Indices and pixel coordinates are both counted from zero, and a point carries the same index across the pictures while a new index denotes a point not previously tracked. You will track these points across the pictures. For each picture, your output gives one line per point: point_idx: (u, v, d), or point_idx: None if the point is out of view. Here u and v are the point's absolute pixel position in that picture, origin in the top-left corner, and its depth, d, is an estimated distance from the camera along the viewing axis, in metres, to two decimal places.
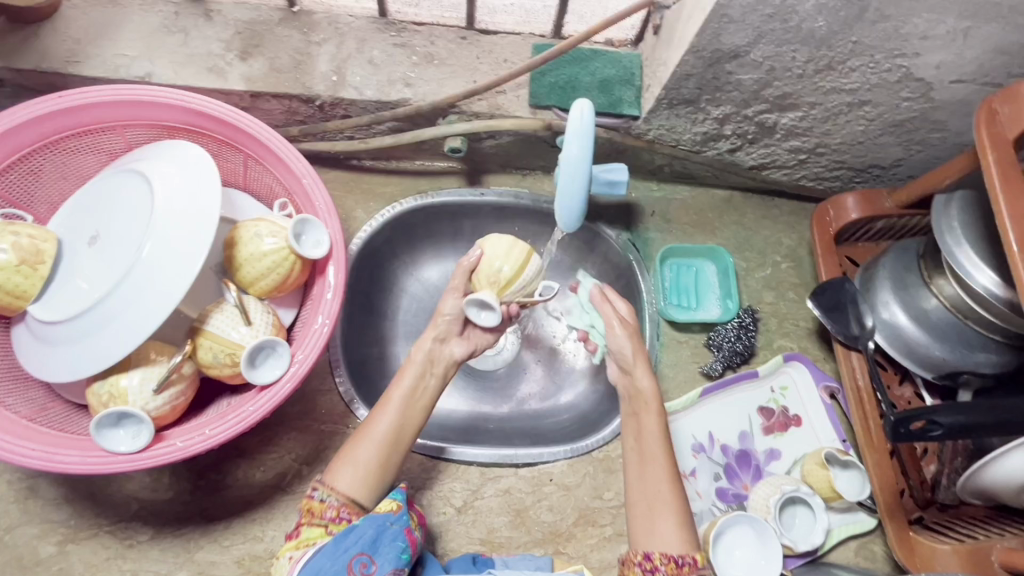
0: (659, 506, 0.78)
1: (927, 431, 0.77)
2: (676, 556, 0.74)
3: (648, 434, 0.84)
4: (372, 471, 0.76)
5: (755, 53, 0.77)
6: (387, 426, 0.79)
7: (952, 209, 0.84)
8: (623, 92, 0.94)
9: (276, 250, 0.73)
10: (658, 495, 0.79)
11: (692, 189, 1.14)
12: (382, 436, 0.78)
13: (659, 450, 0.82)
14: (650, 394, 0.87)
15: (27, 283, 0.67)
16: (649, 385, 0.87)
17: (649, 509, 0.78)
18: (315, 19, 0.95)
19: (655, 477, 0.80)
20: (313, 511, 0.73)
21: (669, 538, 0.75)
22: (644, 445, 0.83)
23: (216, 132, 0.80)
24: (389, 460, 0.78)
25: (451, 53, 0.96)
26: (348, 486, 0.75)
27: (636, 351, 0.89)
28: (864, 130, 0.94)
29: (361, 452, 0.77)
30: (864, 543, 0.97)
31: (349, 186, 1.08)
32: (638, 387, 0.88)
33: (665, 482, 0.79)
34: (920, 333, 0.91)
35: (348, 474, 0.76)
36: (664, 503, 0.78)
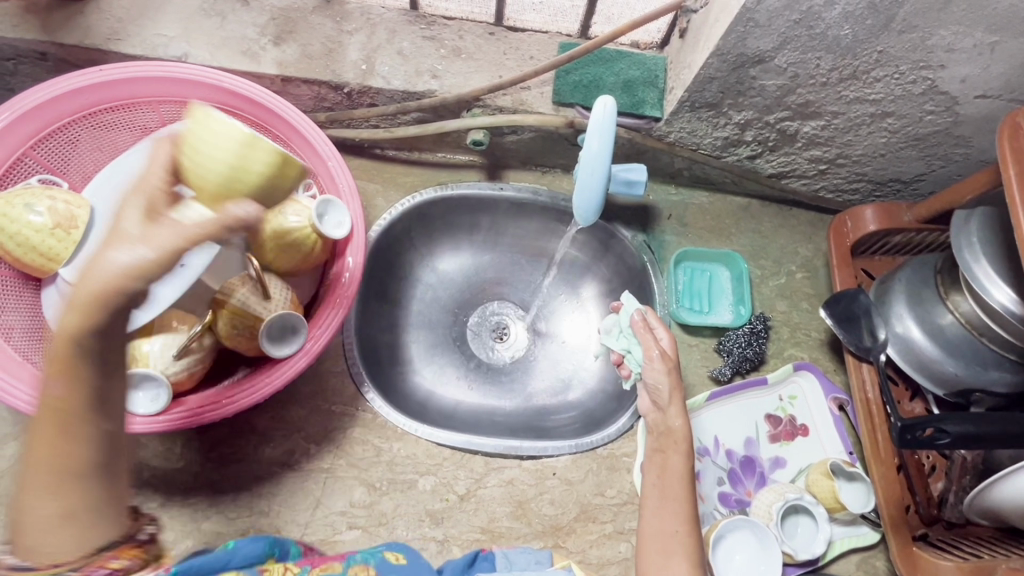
0: (674, 544, 0.77)
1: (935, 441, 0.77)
2: None
3: (672, 474, 0.82)
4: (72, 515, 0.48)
5: (779, 59, 0.78)
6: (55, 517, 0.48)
7: (971, 223, 0.84)
8: (645, 93, 0.95)
9: (298, 229, 0.74)
10: (674, 536, 0.78)
11: (710, 195, 1.15)
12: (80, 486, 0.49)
13: (681, 490, 0.81)
14: (682, 435, 0.84)
15: (60, 246, 0.69)
16: (683, 427, 0.84)
17: (662, 545, 0.77)
18: (348, 9, 0.98)
19: (674, 516, 0.79)
20: None
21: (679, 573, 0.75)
22: (666, 484, 0.82)
23: (247, 112, 0.82)
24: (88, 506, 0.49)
25: (478, 48, 0.98)
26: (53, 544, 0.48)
27: (672, 389, 0.86)
28: (886, 142, 0.94)
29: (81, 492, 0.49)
30: (866, 557, 0.97)
31: (372, 174, 1.10)
32: (670, 425, 0.85)
33: (682, 521, 0.79)
34: (934, 348, 0.91)
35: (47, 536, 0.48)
36: (677, 541, 0.77)
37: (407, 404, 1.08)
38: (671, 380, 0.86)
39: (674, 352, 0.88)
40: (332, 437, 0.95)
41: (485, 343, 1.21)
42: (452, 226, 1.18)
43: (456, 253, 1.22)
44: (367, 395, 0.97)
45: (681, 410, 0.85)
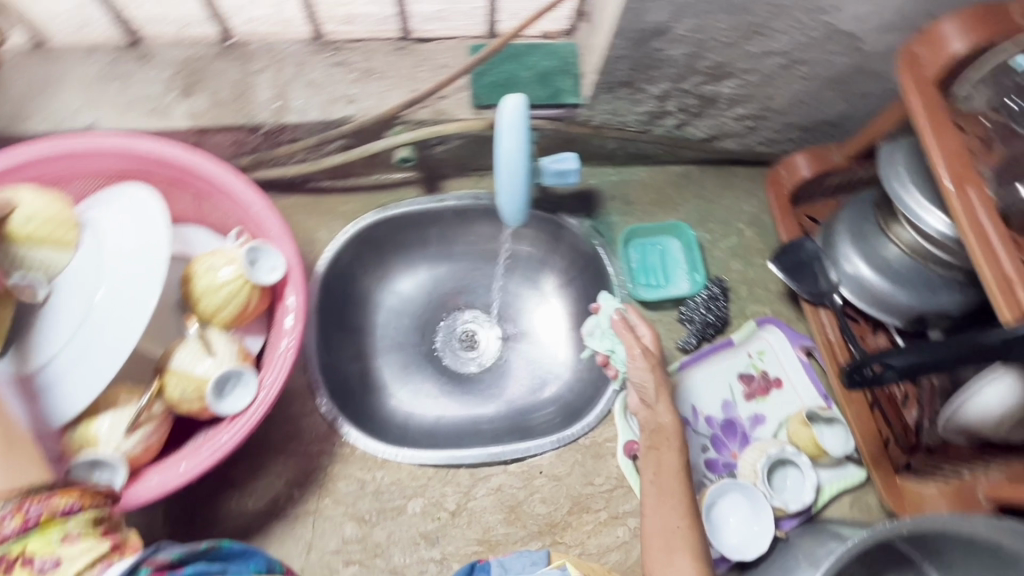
0: (679, 541, 0.77)
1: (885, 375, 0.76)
2: None
3: (668, 471, 0.82)
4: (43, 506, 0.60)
5: (679, 28, 0.78)
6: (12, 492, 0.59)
7: (897, 154, 0.85)
8: (562, 82, 0.95)
9: (231, 280, 0.74)
10: (675, 531, 0.77)
11: (649, 169, 1.15)
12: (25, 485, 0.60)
13: (678, 486, 0.81)
14: (672, 430, 0.85)
15: None
16: (673, 422, 0.86)
17: (665, 541, 0.77)
18: (251, 48, 0.96)
19: (674, 512, 0.79)
20: None
21: (683, 566, 0.74)
22: (664, 484, 0.82)
23: (162, 173, 0.81)
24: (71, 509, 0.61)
25: (389, 65, 0.96)
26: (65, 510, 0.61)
27: (662, 384, 0.88)
28: (804, 90, 0.95)
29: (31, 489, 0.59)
30: (859, 496, 0.98)
31: (310, 208, 1.09)
32: (660, 421, 0.86)
33: (683, 517, 0.78)
34: (884, 283, 0.91)
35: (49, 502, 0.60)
36: (681, 534, 0.77)
37: (387, 430, 1.07)
38: (658, 376, 0.89)
39: (656, 347, 0.91)
40: (313, 479, 0.94)
41: (456, 353, 1.20)
42: (403, 246, 1.17)
43: (413, 271, 1.20)
44: (342, 430, 0.96)
45: (668, 404, 0.87)
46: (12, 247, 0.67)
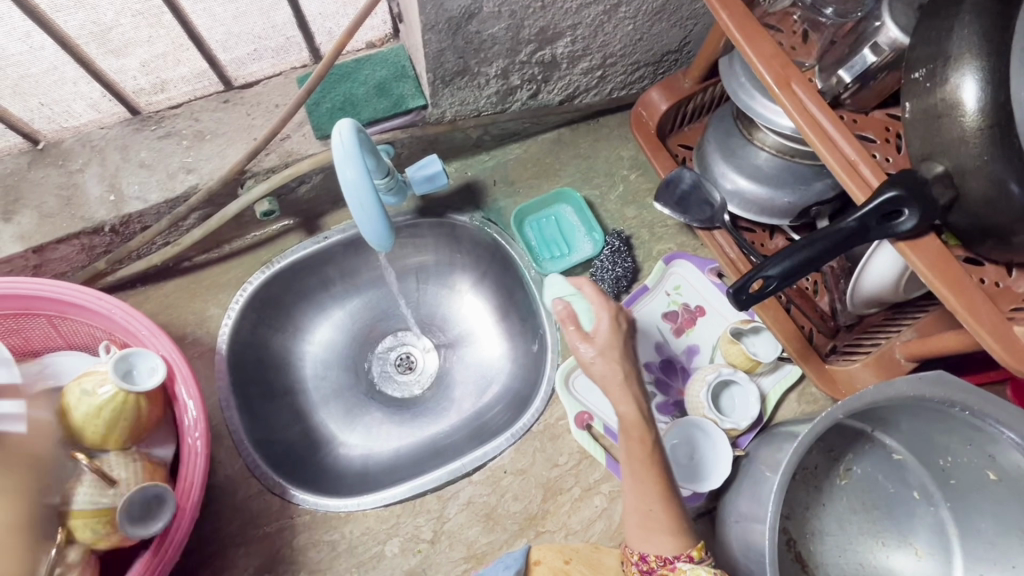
0: (656, 522, 0.75)
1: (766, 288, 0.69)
2: (669, 556, 0.75)
3: (638, 459, 0.75)
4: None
5: (488, 6, 0.77)
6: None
7: (736, 65, 0.87)
8: (401, 88, 0.93)
9: (111, 398, 0.69)
10: (651, 512, 0.75)
11: (521, 144, 1.14)
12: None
13: (650, 473, 0.75)
14: (637, 423, 0.73)
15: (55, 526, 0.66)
16: (637, 414, 0.73)
17: (642, 523, 0.76)
18: (66, 146, 0.89)
19: (649, 497, 0.75)
20: None
21: (663, 543, 0.75)
22: (636, 472, 0.75)
23: (3, 309, 0.74)
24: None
25: (220, 121, 0.91)
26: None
27: (627, 376, 0.73)
28: (634, 28, 0.95)
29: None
30: (802, 390, 1.02)
31: (192, 288, 1.03)
32: (622, 414, 0.74)
33: (657, 500, 0.75)
34: (762, 189, 0.94)
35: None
36: (656, 517, 0.75)
37: (346, 481, 1.03)
38: (619, 366, 0.73)
39: (609, 334, 0.74)
40: (282, 558, 0.91)
41: (397, 381, 1.18)
42: (305, 294, 1.12)
43: (325, 315, 1.15)
44: (296, 499, 0.93)
45: (626, 397, 0.73)
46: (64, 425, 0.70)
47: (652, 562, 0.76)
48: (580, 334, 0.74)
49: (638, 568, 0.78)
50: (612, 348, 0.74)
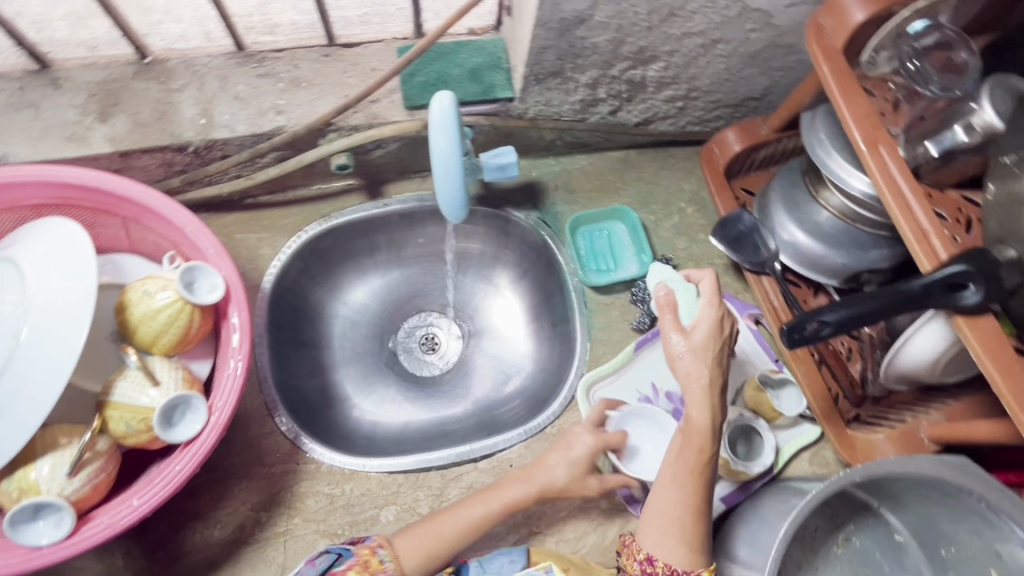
0: (679, 530, 0.76)
1: (818, 332, 0.69)
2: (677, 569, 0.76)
3: (686, 463, 0.76)
4: (436, 545, 0.82)
5: (599, 15, 0.80)
6: (478, 513, 0.85)
7: (818, 123, 0.89)
8: (493, 77, 0.96)
9: (169, 304, 0.71)
10: (677, 518, 0.76)
11: (589, 156, 1.17)
12: (471, 518, 0.84)
13: (694, 481, 0.76)
14: (701, 430, 0.75)
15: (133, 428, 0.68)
16: (706, 421, 0.74)
17: (663, 526, 0.77)
18: (170, 66, 0.93)
19: (682, 503, 0.76)
20: (369, 563, 0.79)
21: (677, 554, 0.76)
22: (678, 478, 0.77)
23: (85, 201, 0.77)
24: (467, 535, 0.84)
25: (317, 72, 0.95)
26: (409, 554, 0.81)
27: (711, 382, 0.75)
28: (726, 67, 0.98)
29: (442, 525, 0.83)
30: (815, 452, 1.02)
31: (250, 224, 1.06)
32: (690, 416, 0.76)
33: (688, 511, 0.76)
34: (819, 246, 0.96)
35: (412, 541, 0.82)
36: (679, 527, 0.76)
37: (353, 442, 1.04)
38: (707, 367, 0.75)
39: (706, 336, 0.76)
40: (281, 500, 0.92)
41: (420, 358, 1.19)
42: (352, 255, 1.14)
43: (364, 279, 1.17)
44: (306, 446, 0.95)
45: (703, 401, 0.75)
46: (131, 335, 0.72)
47: (657, 566, 0.76)
48: (675, 324, 0.77)
49: (639, 566, 0.78)
50: (706, 351, 0.75)
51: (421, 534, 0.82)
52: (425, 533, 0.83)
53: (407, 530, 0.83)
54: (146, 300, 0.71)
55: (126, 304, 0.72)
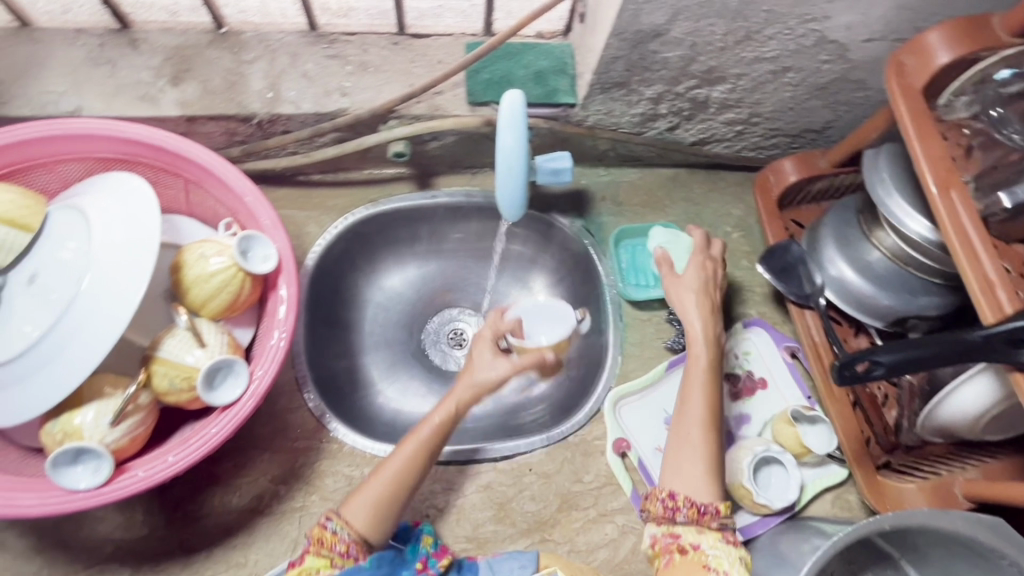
0: (693, 450, 0.84)
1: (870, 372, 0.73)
2: (698, 503, 0.81)
3: (692, 383, 0.89)
4: (383, 509, 0.81)
5: (675, 31, 0.80)
6: (404, 465, 0.83)
7: (880, 161, 0.87)
8: (557, 82, 0.96)
9: (223, 269, 0.73)
10: (693, 444, 0.85)
11: (639, 171, 1.17)
12: (400, 472, 0.83)
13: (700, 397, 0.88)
14: (702, 353, 0.91)
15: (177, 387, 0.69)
16: (704, 345, 0.92)
17: (679, 451, 0.85)
18: (244, 38, 0.95)
19: (695, 432, 0.86)
20: (324, 541, 0.78)
21: (698, 487, 0.82)
22: (689, 399, 0.89)
23: (151, 159, 0.79)
24: (402, 495, 0.83)
25: (385, 59, 0.96)
26: (360, 521, 0.80)
27: (703, 313, 0.94)
28: (792, 96, 0.97)
29: (379, 485, 0.82)
30: (839, 494, 1.00)
31: (299, 201, 1.08)
32: (693, 342, 0.92)
33: (701, 437, 0.85)
34: (868, 285, 0.94)
35: (361, 508, 0.81)
36: (694, 449, 0.84)
37: (374, 429, 1.04)
38: (701, 302, 0.95)
39: (698, 280, 0.97)
40: (300, 475, 0.93)
41: (447, 353, 1.17)
42: (393, 242, 1.15)
43: (401, 267, 1.18)
44: (330, 426, 0.96)
45: (703, 330, 0.93)
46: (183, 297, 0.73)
47: (678, 501, 0.81)
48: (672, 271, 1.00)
49: (662, 505, 0.82)
50: (695, 286, 0.96)
51: (364, 496, 0.81)
52: (367, 495, 0.81)
53: (352, 497, 0.81)
54: (201, 267, 0.72)
55: (180, 266, 0.73)
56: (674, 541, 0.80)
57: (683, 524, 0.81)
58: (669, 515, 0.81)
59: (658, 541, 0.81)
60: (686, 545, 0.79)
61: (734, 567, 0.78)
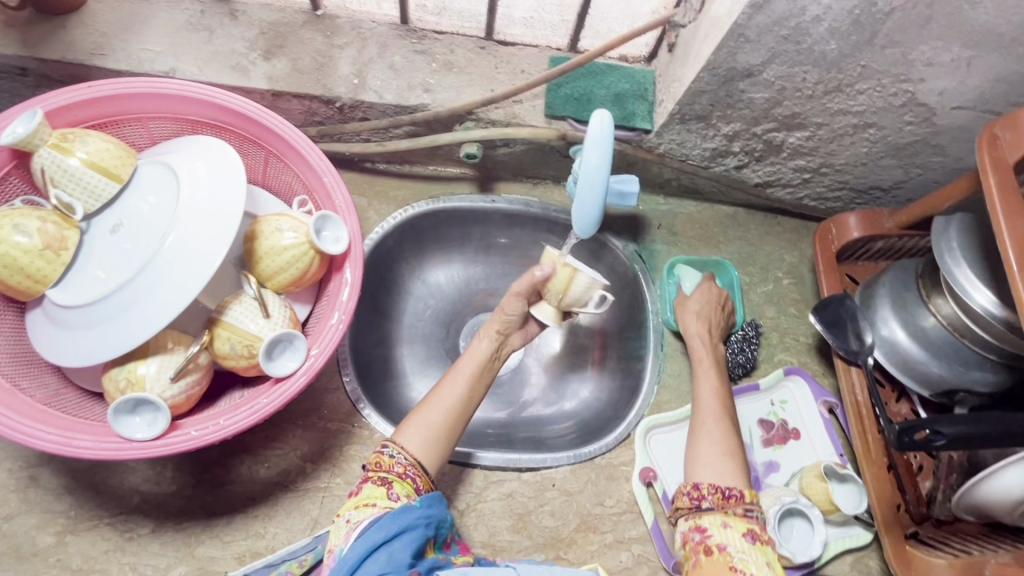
0: (710, 438, 0.87)
1: (930, 441, 0.70)
2: (722, 488, 0.78)
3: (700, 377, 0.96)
4: (436, 438, 0.80)
5: (768, 73, 0.80)
6: (457, 394, 0.83)
7: (951, 229, 0.86)
8: (636, 106, 0.96)
9: (296, 245, 0.74)
10: (709, 434, 0.87)
11: (698, 204, 1.17)
12: (452, 400, 0.83)
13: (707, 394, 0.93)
14: (706, 356, 0.98)
15: (237, 356, 0.70)
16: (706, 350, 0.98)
17: (698, 441, 0.87)
18: (338, 23, 0.97)
19: (706, 422, 0.89)
20: (382, 464, 0.75)
21: (723, 475, 0.80)
22: (700, 396, 0.94)
23: (239, 128, 0.81)
24: (454, 425, 0.82)
25: (470, 61, 0.98)
26: (415, 447, 0.78)
27: (704, 325, 1.00)
28: (868, 152, 0.96)
29: (432, 413, 0.81)
30: (860, 557, 0.98)
31: (362, 187, 1.09)
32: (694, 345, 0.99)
33: (715, 427, 0.88)
34: (918, 350, 0.93)
35: (416, 434, 0.79)
36: (712, 438, 0.86)
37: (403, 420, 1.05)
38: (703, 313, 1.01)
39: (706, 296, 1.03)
40: (329, 455, 0.94)
41: None
42: (446, 239, 1.16)
43: (449, 265, 1.19)
44: (363, 412, 0.96)
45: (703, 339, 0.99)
46: (254, 268, 0.74)
47: (703, 489, 0.78)
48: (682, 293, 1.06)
49: (687, 497, 0.79)
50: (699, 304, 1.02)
51: (420, 423, 0.80)
52: (422, 423, 0.80)
53: (405, 425, 0.80)
54: (274, 239, 0.74)
55: (252, 235, 0.75)
56: (700, 538, 0.75)
57: (708, 514, 0.76)
58: (695, 504, 0.78)
59: (687, 537, 0.76)
60: (712, 544, 0.73)
61: (763, 572, 0.71)
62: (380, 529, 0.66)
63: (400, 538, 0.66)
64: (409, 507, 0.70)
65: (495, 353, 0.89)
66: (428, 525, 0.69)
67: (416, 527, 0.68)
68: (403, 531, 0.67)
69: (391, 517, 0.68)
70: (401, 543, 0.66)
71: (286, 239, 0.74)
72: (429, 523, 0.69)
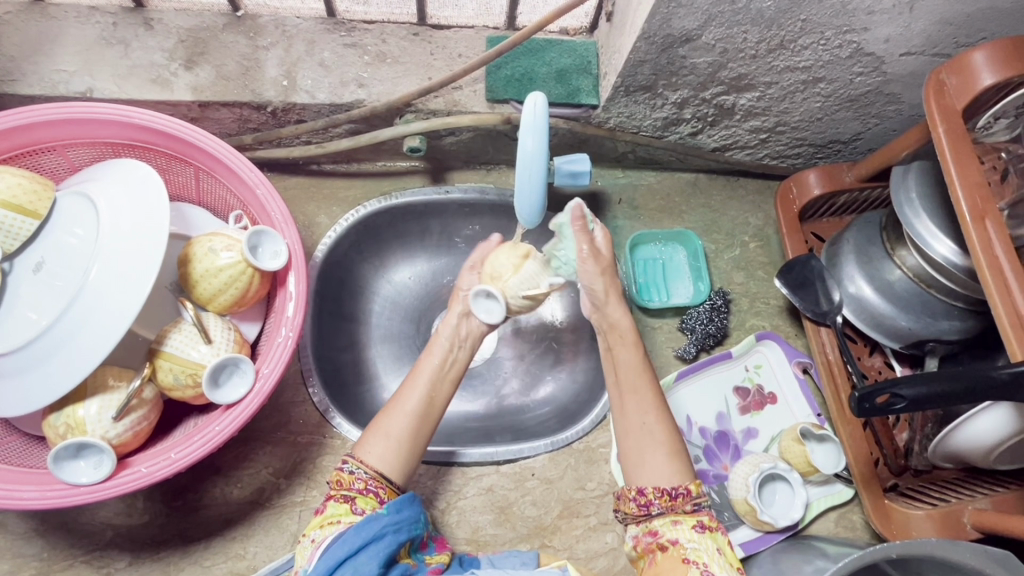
0: (651, 436, 0.77)
1: (891, 404, 0.71)
2: (669, 488, 0.73)
3: (626, 370, 0.81)
4: (398, 448, 0.76)
5: (707, 36, 0.77)
6: (417, 398, 0.79)
7: (910, 178, 0.83)
8: (580, 81, 0.93)
9: (232, 264, 0.71)
10: (643, 426, 0.78)
11: (658, 174, 1.14)
12: (412, 408, 0.78)
13: (642, 385, 0.80)
14: (625, 327, 0.83)
15: (185, 388, 0.69)
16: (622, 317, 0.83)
17: (640, 442, 0.77)
18: (261, 22, 0.93)
19: (638, 409, 0.79)
20: (342, 482, 0.73)
21: (666, 473, 0.75)
22: (620, 378, 0.82)
23: (162, 147, 0.77)
24: (416, 433, 0.78)
25: (404, 50, 0.94)
26: (377, 460, 0.75)
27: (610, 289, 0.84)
28: (821, 107, 0.94)
29: (393, 422, 0.78)
30: (843, 513, 0.99)
31: (312, 191, 1.06)
32: (612, 320, 0.84)
33: (651, 412, 0.79)
34: (886, 305, 0.92)
35: (376, 446, 0.76)
36: (649, 435, 0.77)
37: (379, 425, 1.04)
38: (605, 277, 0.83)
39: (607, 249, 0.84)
40: (302, 468, 0.92)
41: None
42: (404, 236, 1.12)
43: (412, 262, 1.14)
44: (334, 422, 0.94)
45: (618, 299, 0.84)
46: (195, 293, 0.72)
47: (648, 494, 0.73)
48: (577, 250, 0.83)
49: (634, 503, 0.74)
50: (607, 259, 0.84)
51: (382, 437, 0.76)
52: (383, 436, 0.77)
53: (365, 437, 0.77)
54: (209, 262, 0.71)
55: (187, 259, 0.72)
56: (653, 540, 0.72)
57: (658, 516, 0.72)
58: (643, 511, 0.73)
59: (639, 541, 0.73)
60: (664, 541, 0.71)
61: (715, 561, 0.69)
62: (344, 544, 0.65)
63: (366, 550, 0.65)
64: (375, 515, 0.68)
65: (454, 344, 0.84)
66: (399, 530, 0.68)
67: (385, 535, 0.67)
68: (372, 540, 0.66)
69: (355, 530, 0.66)
70: (366, 555, 0.64)
71: (223, 261, 0.71)
72: (399, 527, 0.68)
